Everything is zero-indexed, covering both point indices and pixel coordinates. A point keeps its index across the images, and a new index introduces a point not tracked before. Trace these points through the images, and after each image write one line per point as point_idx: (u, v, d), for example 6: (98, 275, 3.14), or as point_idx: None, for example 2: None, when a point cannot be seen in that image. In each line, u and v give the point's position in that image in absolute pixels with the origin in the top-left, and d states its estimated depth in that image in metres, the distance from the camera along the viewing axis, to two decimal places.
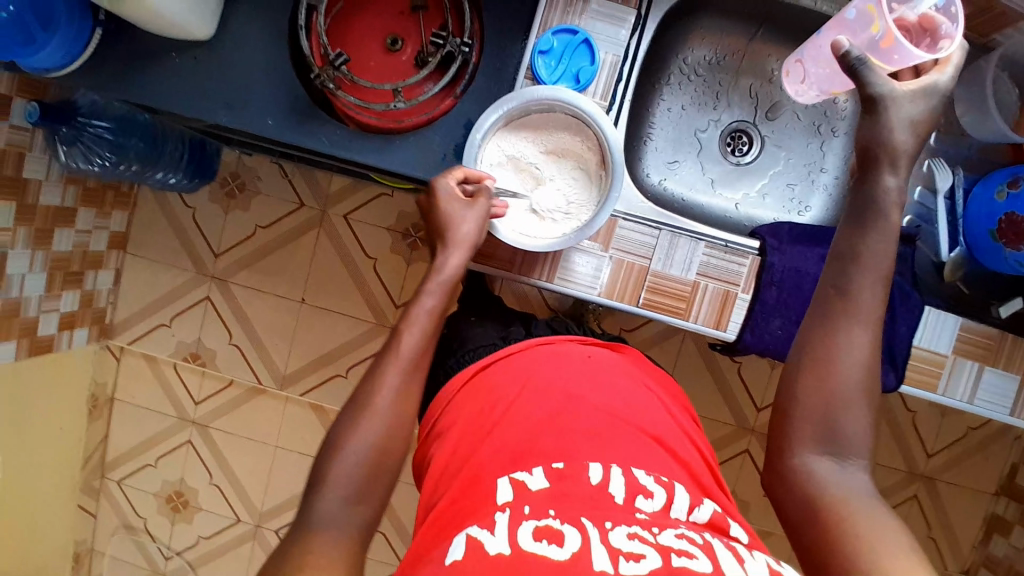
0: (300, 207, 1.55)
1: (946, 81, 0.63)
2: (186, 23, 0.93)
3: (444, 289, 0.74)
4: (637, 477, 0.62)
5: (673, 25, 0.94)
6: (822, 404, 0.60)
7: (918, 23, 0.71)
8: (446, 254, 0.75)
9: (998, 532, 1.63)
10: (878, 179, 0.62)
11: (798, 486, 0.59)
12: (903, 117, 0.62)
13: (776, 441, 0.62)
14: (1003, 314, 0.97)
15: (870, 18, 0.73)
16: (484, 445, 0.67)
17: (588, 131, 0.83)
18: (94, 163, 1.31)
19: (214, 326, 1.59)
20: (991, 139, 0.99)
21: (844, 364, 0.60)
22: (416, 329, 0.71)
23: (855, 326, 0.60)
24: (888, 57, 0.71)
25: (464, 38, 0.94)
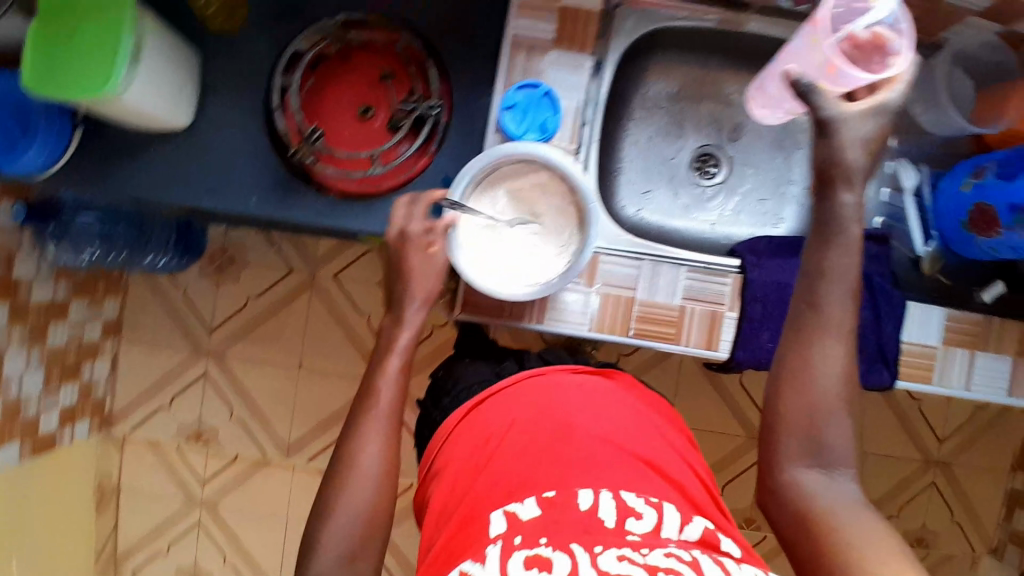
0: (290, 273, 1.57)
1: (896, 97, 0.67)
2: (164, 115, 0.97)
3: (411, 345, 0.78)
4: (627, 499, 0.63)
5: (631, 63, 0.98)
6: (805, 417, 0.63)
7: (871, 40, 0.73)
8: (409, 308, 0.78)
9: (1020, 508, 1.63)
10: (836, 198, 0.66)
11: (789, 498, 0.63)
12: (856, 137, 0.65)
13: (766, 460, 0.66)
14: (987, 299, 0.99)
15: (814, 47, 0.75)
16: (479, 478, 0.68)
17: (539, 166, 0.85)
18: (84, 256, 1.34)
19: (215, 402, 1.59)
20: (950, 134, 1.02)
21: (820, 377, 0.63)
22: (388, 387, 0.74)
23: (829, 339, 0.64)
24: (836, 79, 0.72)
25: (434, 101, 0.98)
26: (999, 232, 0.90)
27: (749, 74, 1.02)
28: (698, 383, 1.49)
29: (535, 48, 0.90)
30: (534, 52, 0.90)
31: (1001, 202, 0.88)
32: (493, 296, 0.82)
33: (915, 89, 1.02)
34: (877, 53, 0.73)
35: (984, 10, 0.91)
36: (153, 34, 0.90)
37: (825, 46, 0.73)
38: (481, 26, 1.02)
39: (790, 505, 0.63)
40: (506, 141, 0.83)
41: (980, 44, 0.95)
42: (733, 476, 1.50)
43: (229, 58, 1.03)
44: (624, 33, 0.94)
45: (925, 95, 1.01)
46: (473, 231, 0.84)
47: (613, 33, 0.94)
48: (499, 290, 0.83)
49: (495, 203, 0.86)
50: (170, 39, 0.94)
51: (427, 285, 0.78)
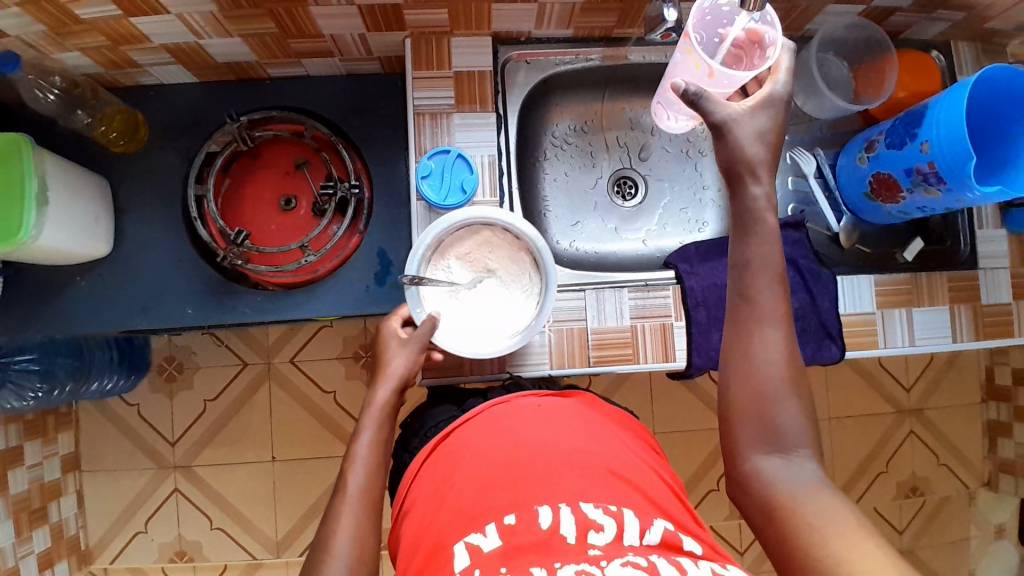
0: (245, 366, 1.54)
1: (782, 86, 0.70)
2: (82, 246, 0.95)
3: (380, 423, 0.77)
4: (586, 511, 0.64)
5: (533, 109, 1.03)
6: (756, 406, 0.66)
7: (747, 37, 0.78)
8: (376, 390, 0.79)
9: (1000, 436, 1.70)
10: (747, 192, 0.69)
11: (755, 486, 0.65)
12: (751, 131, 0.69)
13: (729, 451, 0.68)
14: (909, 258, 1.04)
15: (689, 57, 0.80)
16: (444, 509, 0.69)
17: (480, 226, 0.87)
18: (27, 397, 1.30)
19: (192, 515, 1.53)
20: (835, 113, 1.05)
21: (761, 361, 0.66)
22: (361, 463, 0.73)
23: (766, 326, 0.67)
24: (720, 83, 0.78)
25: (352, 181, 1.00)
26: (902, 196, 0.95)
27: (645, 96, 1.08)
28: (670, 388, 1.54)
29: (439, 115, 0.94)
30: (439, 117, 0.94)
31: (898, 169, 0.93)
32: (478, 359, 0.83)
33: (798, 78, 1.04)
34: (751, 48, 0.79)
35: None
36: (58, 173, 0.90)
37: (700, 54, 0.77)
38: (384, 100, 1.05)
39: (759, 495, 0.65)
40: (441, 215, 0.85)
41: (845, 27, 1.00)
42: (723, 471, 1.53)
43: (140, 176, 1.03)
44: (518, 85, 0.99)
45: (807, 87, 1.03)
46: (434, 304, 0.85)
47: (508, 88, 0.99)
48: (482, 351, 0.84)
49: (449, 272, 0.87)
50: (74, 172, 0.93)
51: (400, 366, 0.80)
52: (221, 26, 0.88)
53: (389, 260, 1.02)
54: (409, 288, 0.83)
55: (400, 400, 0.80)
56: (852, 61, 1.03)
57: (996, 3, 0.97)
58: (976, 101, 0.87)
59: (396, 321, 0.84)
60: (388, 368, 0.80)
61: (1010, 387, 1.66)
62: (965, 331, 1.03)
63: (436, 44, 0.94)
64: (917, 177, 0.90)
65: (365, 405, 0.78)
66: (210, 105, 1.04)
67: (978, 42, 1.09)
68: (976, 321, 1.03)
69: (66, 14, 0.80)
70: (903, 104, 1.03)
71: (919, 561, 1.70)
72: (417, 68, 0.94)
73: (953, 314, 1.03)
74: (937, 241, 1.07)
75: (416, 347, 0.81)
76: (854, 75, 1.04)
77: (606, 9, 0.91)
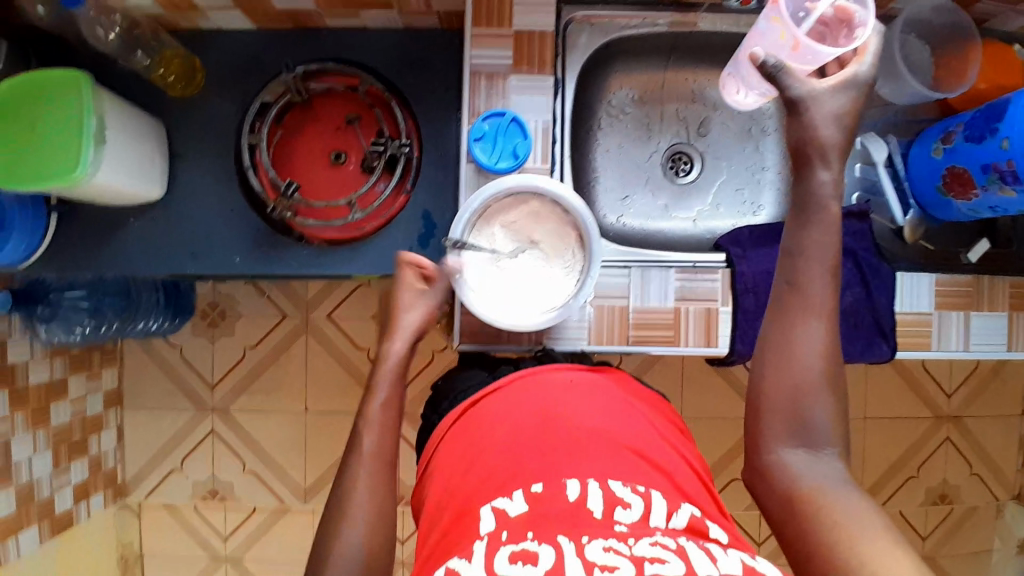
0: (283, 318, 1.58)
1: (867, 69, 0.67)
2: (136, 188, 0.97)
3: (396, 377, 0.77)
4: (614, 488, 0.64)
5: (591, 75, 0.99)
6: (788, 398, 0.64)
7: (835, 14, 0.73)
8: (390, 342, 0.78)
9: None
10: (813, 177, 0.66)
11: (774, 479, 0.64)
12: (828, 113, 0.66)
13: (752, 439, 0.67)
14: (973, 259, 0.99)
15: (773, 27, 0.76)
16: (471, 475, 0.69)
17: (528, 198, 0.88)
18: (75, 332, 1.35)
19: (225, 457, 1.59)
20: (911, 101, 0.99)
21: (798, 355, 0.64)
22: (374, 425, 0.73)
23: (806, 320, 0.64)
24: (803, 58, 0.73)
25: (403, 139, 0.99)
26: (975, 193, 0.88)
27: (709, 70, 1.03)
28: (702, 373, 1.52)
29: (496, 76, 0.92)
30: (495, 79, 0.92)
31: (973, 163, 0.87)
32: (512, 328, 0.83)
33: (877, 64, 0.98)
34: (843, 24, 0.73)
35: None
36: (117, 114, 0.91)
37: (787, 25, 0.73)
38: (438, 59, 1.03)
39: (778, 487, 0.64)
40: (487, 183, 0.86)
41: (931, 9, 0.94)
42: None
43: (193, 122, 1.04)
44: (578, 50, 0.96)
45: (887, 71, 0.97)
46: (475, 271, 0.86)
47: (568, 52, 0.95)
48: (517, 321, 0.84)
49: (492, 241, 0.87)
50: (132, 113, 0.94)
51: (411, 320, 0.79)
52: None
53: (434, 223, 1.02)
54: (451, 253, 0.84)
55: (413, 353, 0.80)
56: (937, 45, 0.97)
57: None
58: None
59: (411, 274, 0.82)
60: (401, 321, 0.79)
61: None
62: (1022, 340, 0.98)
63: (498, 2, 0.91)
64: (993, 176, 0.85)
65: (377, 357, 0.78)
66: (264, 54, 1.04)
67: None
68: None
69: None
70: (982, 97, 0.96)
71: (940, 568, 1.68)
72: (476, 26, 0.91)
73: (1012, 322, 0.98)
74: (1005, 244, 1.01)
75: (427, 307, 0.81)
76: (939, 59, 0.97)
77: None
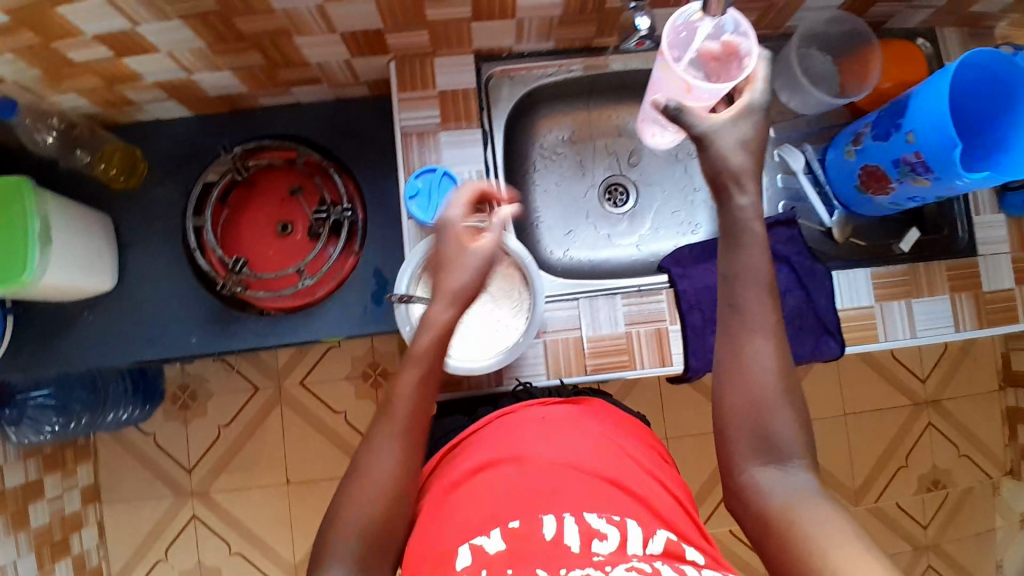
0: (256, 390, 1.57)
1: (760, 94, 0.71)
2: (85, 282, 0.98)
3: (430, 360, 0.75)
4: (590, 521, 0.65)
5: (519, 122, 1.03)
6: (747, 419, 0.66)
7: (722, 50, 0.78)
8: (436, 306, 0.76)
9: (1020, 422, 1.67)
10: (733, 203, 0.69)
11: (748, 498, 0.65)
12: (733, 141, 0.69)
13: (725, 461, 0.68)
14: (905, 248, 1.02)
15: (664, 76, 0.81)
16: (449, 517, 0.68)
17: None
18: (45, 431, 1.34)
19: (210, 542, 1.55)
20: (820, 110, 1.03)
21: (749, 372, 0.66)
22: (406, 401, 0.72)
23: (743, 334, 0.67)
24: (699, 97, 0.78)
25: (345, 204, 1.02)
26: (891, 186, 0.92)
27: (631, 104, 1.09)
28: (678, 391, 1.54)
29: (426, 134, 0.96)
30: (426, 137, 0.96)
31: (885, 159, 0.90)
32: (468, 374, 0.85)
33: (782, 78, 1.02)
34: (731, 59, 0.78)
35: None
36: (60, 213, 0.93)
37: (674, 71, 0.77)
38: (373, 124, 1.07)
39: (752, 506, 0.65)
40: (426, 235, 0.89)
41: (827, 20, 0.97)
42: None
43: (140, 211, 1.06)
44: (502, 101, 1.00)
45: (789, 82, 1.01)
46: None
47: (493, 103, 1.00)
48: (472, 365, 0.85)
49: None
50: (76, 210, 0.96)
51: (457, 271, 0.77)
52: (212, 61, 0.91)
53: (386, 280, 1.04)
54: (398, 306, 0.86)
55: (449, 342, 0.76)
56: (837, 53, 1.00)
57: None
58: (964, 88, 0.85)
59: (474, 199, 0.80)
60: (450, 282, 0.77)
61: None
62: (967, 319, 1.01)
63: (421, 65, 0.96)
64: (905, 168, 0.87)
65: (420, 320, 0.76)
66: (204, 138, 1.07)
67: (967, 25, 1.08)
68: (978, 309, 1.02)
69: (60, 57, 0.84)
70: (888, 95, 1.00)
71: (944, 555, 1.67)
72: (402, 90, 0.95)
73: (953, 303, 1.01)
74: (934, 230, 1.06)
75: (446, 260, 0.78)
76: (840, 66, 1.01)
77: (584, 21, 0.91)
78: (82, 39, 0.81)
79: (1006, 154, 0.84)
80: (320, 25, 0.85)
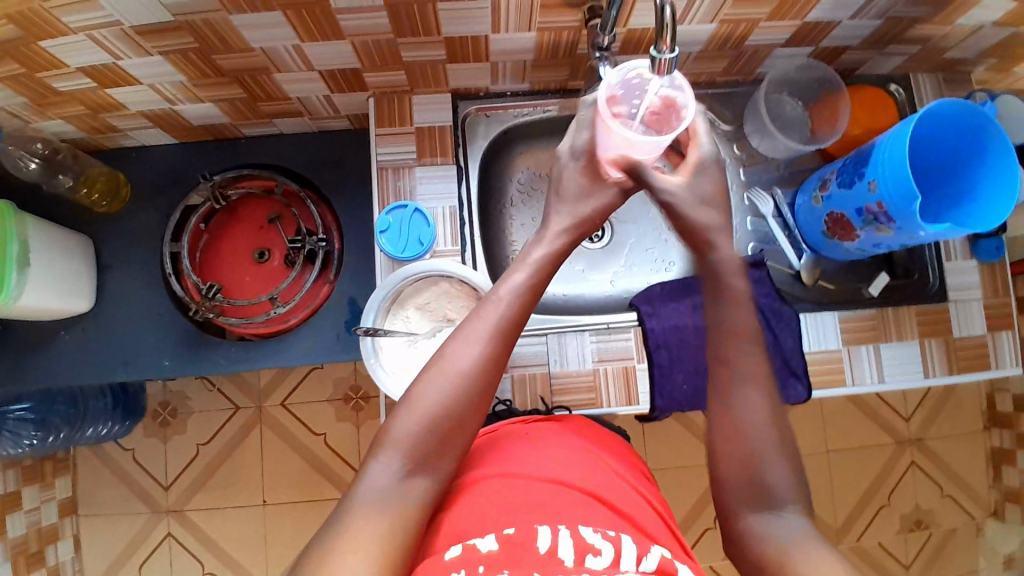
0: (237, 409, 1.57)
1: (707, 148, 0.78)
2: (62, 303, 0.99)
3: (501, 336, 0.68)
4: (584, 535, 0.62)
5: (495, 158, 1.05)
6: (740, 465, 0.67)
7: (660, 103, 0.77)
8: (513, 272, 0.72)
9: (1006, 464, 1.64)
10: (711, 257, 0.76)
11: (747, 546, 0.65)
12: (697, 199, 0.77)
13: (723, 510, 0.68)
14: (874, 292, 1.02)
15: (611, 134, 0.75)
16: (446, 528, 0.65)
17: (439, 281, 0.92)
18: (23, 444, 1.34)
19: (184, 560, 1.54)
20: (790, 155, 1.04)
21: (736, 417, 0.69)
22: (461, 378, 0.65)
23: (743, 388, 0.69)
24: (647, 152, 0.76)
25: (320, 234, 1.03)
26: (857, 234, 0.92)
27: None
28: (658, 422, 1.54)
29: (402, 168, 0.97)
30: (401, 171, 0.97)
31: (849, 207, 0.91)
32: None
33: (752, 122, 1.02)
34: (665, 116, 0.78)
35: (786, 42, 0.93)
36: (40, 235, 0.94)
37: (619, 133, 0.73)
38: (353, 156, 1.09)
39: (751, 553, 0.64)
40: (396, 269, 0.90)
41: (796, 67, 0.99)
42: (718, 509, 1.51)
43: (121, 233, 1.08)
44: (478, 138, 1.02)
45: (760, 127, 1.01)
46: (391, 354, 0.89)
47: (470, 140, 1.02)
48: None
49: (404, 324, 0.91)
50: (57, 232, 0.98)
51: (575, 186, 0.79)
52: (193, 94, 0.93)
53: (360, 309, 1.05)
54: (364, 338, 0.87)
55: (531, 306, 0.71)
56: (807, 98, 1.02)
57: (952, 32, 0.92)
58: (936, 137, 0.84)
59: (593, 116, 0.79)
60: (578, 206, 0.78)
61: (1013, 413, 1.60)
62: (937, 364, 1.00)
63: (399, 103, 0.98)
64: (868, 217, 0.88)
65: (538, 236, 0.76)
66: (187, 164, 1.09)
67: (941, 70, 1.04)
68: (948, 355, 1.01)
69: (44, 87, 0.86)
70: (858, 141, 1.01)
71: None
72: (380, 125, 0.98)
73: (923, 348, 1.00)
74: (904, 275, 1.05)
75: (591, 168, 0.80)
76: (809, 112, 1.02)
77: (556, 65, 0.94)
78: (64, 71, 0.83)
79: (977, 201, 0.83)
80: (298, 62, 0.87)
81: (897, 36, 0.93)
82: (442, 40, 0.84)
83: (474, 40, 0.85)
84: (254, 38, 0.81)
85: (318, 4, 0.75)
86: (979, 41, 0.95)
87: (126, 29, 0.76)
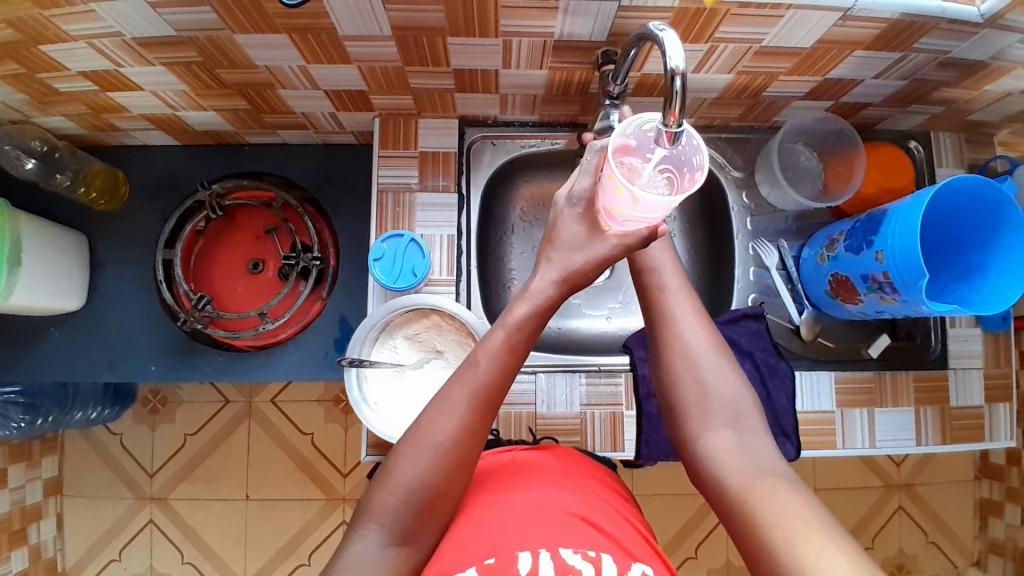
0: (227, 403, 1.57)
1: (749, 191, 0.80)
2: (52, 302, 0.98)
3: (474, 406, 0.67)
4: (565, 556, 0.60)
5: (499, 186, 1.03)
6: (697, 397, 0.74)
7: (674, 163, 0.74)
8: (490, 332, 0.71)
9: (992, 515, 1.50)
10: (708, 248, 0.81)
11: (708, 473, 0.70)
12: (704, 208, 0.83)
13: (685, 439, 0.74)
14: (874, 354, 1.00)
15: (611, 182, 0.69)
16: (433, 565, 0.63)
17: (430, 314, 0.91)
18: (11, 426, 1.32)
19: (164, 548, 1.55)
20: (800, 208, 1.01)
21: (687, 341, 0.76)
22: (434, 449, 0.66)
23: (686, 309, 0.78)
24: (649, 207, 0.67)
25: (315, 251, 1.02)
26: (859, 298, 0.90)
27: None
28: None
29: (402, 191, 0.95)
30: (402, 193, 0.95)
31: (855, 272, 0.89)
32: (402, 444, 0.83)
33: (765, 170, 0.99)
34: (673, 178, 0.75)
35: (806, 95, 0.90)
36: (34, 233, 0.93)
37: (620, 180, 0.66)
38: (356, 171, 1.07)
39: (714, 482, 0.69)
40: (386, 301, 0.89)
41: (814, 120, 0.97)
42: (702, 540, 1.49)
43: (118, 232, 1.07)
44: (484, 166, 1.00)
45: (770, 177, 0.99)
46: (376, 384, 0.89)
47: (474, 167, 0.99)
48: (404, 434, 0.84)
49: (390, 355, 0.90)
50: (50, 231, 0.97)
51: (572, 235, 0.77)
52: (196, 102, 0.91)
53: (350, 328, 1.04)
54: (348, 368, 0.86)
55: (512, 370, 0.70)
56: (822, 151, 0.99)
57: (977, 98, 0.89)
58: (950, 204, 0.82)
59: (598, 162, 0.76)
60: (568, 261, 0.76)
61: (1003, 465, 1.45)
62: (931, 434, 0.98)
63: (405, 124, 0.96)
64: (873, 285, 0.86)
65: (520, 294, 0.74)
66: (188, 167, 1.08)
67: (962, 130, 1.01)
68: (944, 425, 0.99)
69: (45, 86, 0.84)
70: (872, 200, 0.98)
71: None
72: (383, 147, 0.96)
73: (918, 416, 0.98)
74: (906, 337, 1.02)
75: (589, 217, 0.77)
76: (824, 166, 0.99)
77: (567, 101, 0.92)
78: (66, 73, 0.81)
79: (987, 278, 0.81)
80: (303, 81, 0.85)
81: (921, 97, 0.90)
82: (451, 71, 0.82)
83: (484, 72, 0.83)
84: (260, 57, 0.78)
85: (325, 29, 0.73)
86: (1004, 107, 0.92)
87: (127, 39, 0.74)
